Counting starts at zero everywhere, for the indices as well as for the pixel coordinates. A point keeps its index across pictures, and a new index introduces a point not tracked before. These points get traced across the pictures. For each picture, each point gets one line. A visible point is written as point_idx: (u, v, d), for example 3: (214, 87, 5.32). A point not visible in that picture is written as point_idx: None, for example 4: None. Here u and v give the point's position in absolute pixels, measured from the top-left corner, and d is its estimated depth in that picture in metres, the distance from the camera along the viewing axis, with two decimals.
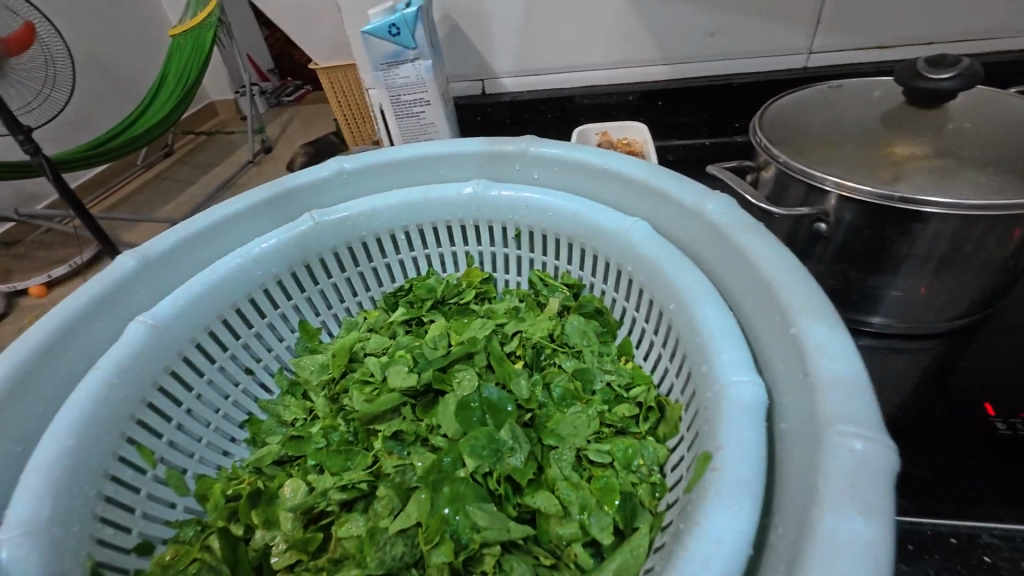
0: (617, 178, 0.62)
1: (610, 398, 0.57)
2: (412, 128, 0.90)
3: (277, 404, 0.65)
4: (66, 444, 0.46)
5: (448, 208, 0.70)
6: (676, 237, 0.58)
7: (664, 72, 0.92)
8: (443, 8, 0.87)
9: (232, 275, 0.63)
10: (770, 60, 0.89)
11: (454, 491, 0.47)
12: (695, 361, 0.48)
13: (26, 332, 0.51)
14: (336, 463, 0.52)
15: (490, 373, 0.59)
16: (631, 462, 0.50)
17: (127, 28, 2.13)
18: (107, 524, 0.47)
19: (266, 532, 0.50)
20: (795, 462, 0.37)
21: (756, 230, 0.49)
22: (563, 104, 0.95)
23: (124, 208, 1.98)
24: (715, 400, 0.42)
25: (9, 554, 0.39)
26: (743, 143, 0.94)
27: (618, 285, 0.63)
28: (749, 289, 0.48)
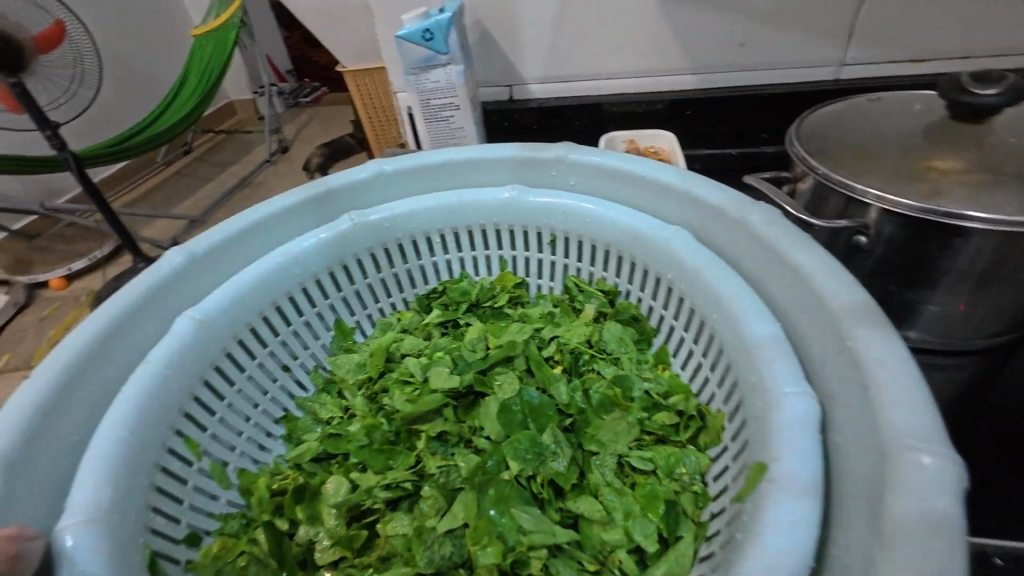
0: (657, 186, 0.62)
1: (649, 406, 0.56)
2: (441, 133, 0.85)
3: (315, 403, 0.65)
4: (121, 435, 0.47)
5: (484, 211, 0.70)
6: (718, 246, 0.58)
7: (691, 82, 0.87)
8: (475, 12, 0.83)
9: (273, 273, 0.63)
10: (806, 71, 0.85)
11: (499, 493, 0.48)
12: (742, 372, 0.48)
13: (83, 325, 0.52)
14: (378, 462, 0.54)
15: (530, 377, 0.59)
16: (673, 470, 0.50)
17: (151, 26, 2.17)
18: (159, 514, 0.48)
19: (310, 528, 0.51)
20: (859, 475, 0.37)
21: (803, 242, 0.49)
22: (590, 112, 0.90)
23: (145, 204, 2.01)
24: (768, 410, 0.43)
25: (72, 541, 0.40)
26: (773, 154, 0.88)
27: (655, 294, 0.63)
28: (799, 300, 0.48)
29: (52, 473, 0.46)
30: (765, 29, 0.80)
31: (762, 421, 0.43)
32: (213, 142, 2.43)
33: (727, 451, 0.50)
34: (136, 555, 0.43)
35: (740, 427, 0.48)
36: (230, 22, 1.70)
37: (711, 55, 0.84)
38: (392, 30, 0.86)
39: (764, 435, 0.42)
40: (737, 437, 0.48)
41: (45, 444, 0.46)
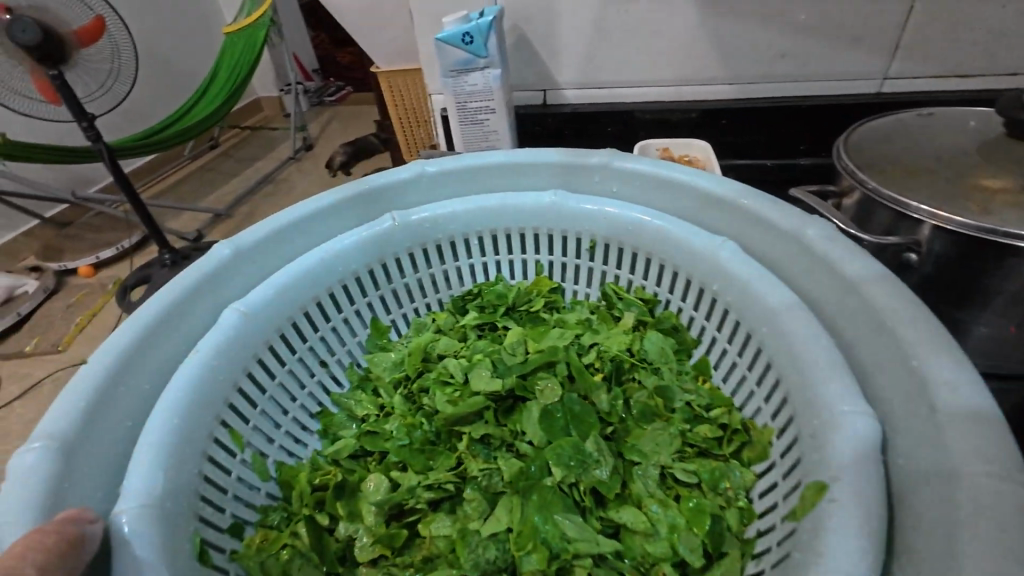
0: (705, 196, 0.62)
1: (691, 417, 0.56)
2: (474, 135, 0.84)
3: (350, 400, 0.64)
4: (174, 423, 0.48)
5: (525, 214, 0.69)
6: (767, 259, 0.57)
7: (726, 92, 0.84)
8: (513, 18, 0.81)
9: (317, 267, 0.63)
10: (850, 84, 0.81)
11: (543, 499, 0.49)
12: (795, 388, 0.47)
13: (135, 315, 0.53)
14: (419, 462, 0.55)
15: (571, 384, 0.59)
16: (718, 484, 0.50)
17: (183, 23, 2.21)
18: (206, 503, 0.49)
19: (349, 525, 0.52)
20: (927, 500, 0.37)
21: (859, 259, 0.48)
22: (622, 119, 0.87)
23: (171, 195, 2.05)
24: (823, 428, 0.42)
25: (129, 527, 0.41)
26: (808, 166, 0.86)
27: (698, 304, 0.62)
28: (853, 318, 0.47)
29: (105, 458, 0.46)
30: (809, 40, 0.78)
31: (819, 439, 0.42)
32: (239, 138, 2.48)
33: (774, 468, 0.49)
34: (186, 543, 0.44)
35: (792, 442, 0.47)
36: (261, 21, 1.72)
37: (751, 64, 0.81)
38: (427, 30, 0.84)
39: (822, 454, 0.41)
40: (788, 453, 0.47)
41: (104, 428, 0.47)
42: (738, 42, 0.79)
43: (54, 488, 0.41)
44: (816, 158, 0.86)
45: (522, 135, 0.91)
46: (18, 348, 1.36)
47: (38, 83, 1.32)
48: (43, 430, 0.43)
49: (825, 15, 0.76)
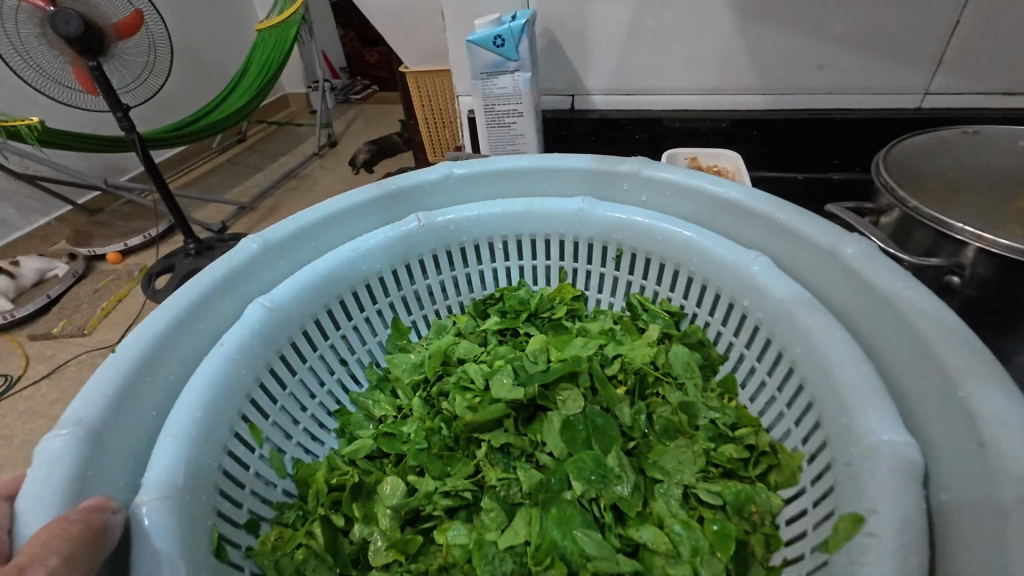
0: (738, 209, 0.60)
1: (716, 436, 0.55)
2: (501, 139, 0.83)
3: (368, 399, 0.64)
4: (197, 415, 0.48)
5: (552, 220, 0.68)
6: (802, 276, 0.55)
7: (760, 102, 0.82)
8: (544, 21, 0.80)
9: (342, 266, 0.63)
10: (891, 98, 0.78)
11: (562, 513, 0.49)
12: (830, 412, 0.45)
13: (164, 305, 0.54)
14: (437, 468, 0.55)
15: (593, 396, 0.58)
16: (743, 509, 0.49)
17: (216, 18, 2.25)
18: (224, 497, 0.49)
19: (364, 527, 0.52)
20: (976, 540, 0.35)
21: (903, 280, 0.46)
22: (650, 127, 0.85)
23: (198, 187, 2.08)
24: (860, 457, 0.41)
25: (149, 519, 0.40)
26: (842, 181, 0.83)
27: (726, 319, 0.61)
28: (895, 343, 0.46)
29: (129, 447, 0.47)
30: (849, 51, 0.76)
31: (855, 468, 0.41)
32: (265, 133, 2.51)
33: (803, 493, 0.48)
34: (204, 538, 0.44)
35: (825, 468, 0.46)
36: (292, 18, 1.74)
37: (787, 75, 0.79)
38: (458, 32, 0.84)
39: (859, 485, 0.40)
40: (818, 482, 0.46)
41: (128, 418, 0.47)
42: (773, 51, 0.77)
43: (78, 475, 0.41)
44: (850, 172, 0.83)
45: (549, 139, 0.90)
46: (46, 330, 1.39)
47: (77, 71, 1.33)
48: (71, 416, 0.43)
49: (867, 26, 0.73)
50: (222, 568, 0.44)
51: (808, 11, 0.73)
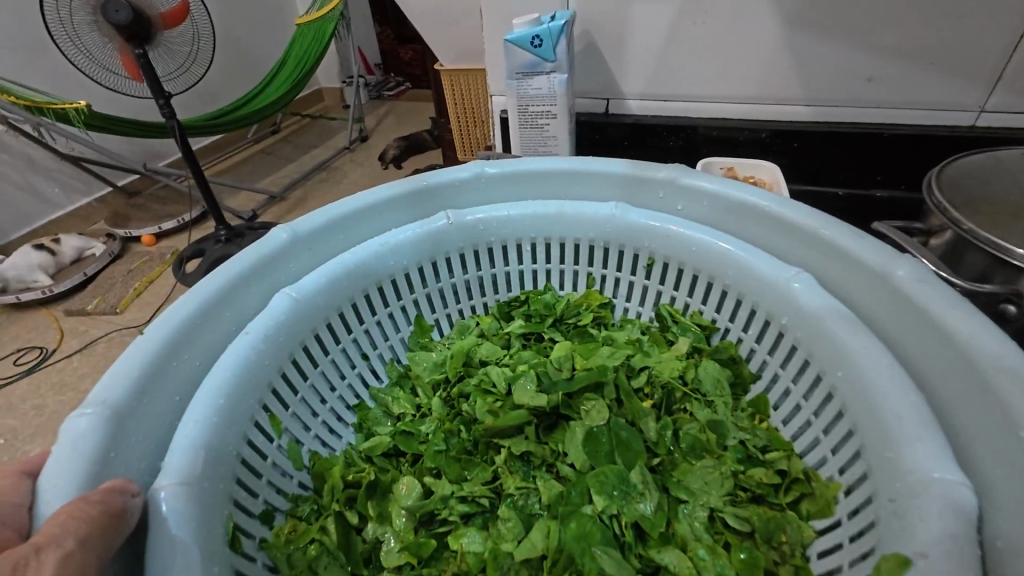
0: (780, 223, 0.57)
1: (744, 458, 0.53)
2: (532, 140, 0.81)
3: (387, 396, 0.64)
4: (219, 402, 0.48)
5: (583, 225, 0.67)
6: (846, 297, 0.53)
7: (803, 113, 0.79)
8: (582, 22, 0.79)
9: (369, 260, 0.63)
10: (944, 114, 0.74)
11: (581, 529, 0.47)
12: (873, 444, 0.43)
13: (194, 290, 0.54)
14: (454, 471, 0.54)
15: (618, 408, 0.56)
16: (772, 537, 0.47)
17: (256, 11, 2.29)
18: (241, 487, 0.49)
19: (378, 526, 0.52)
20: None
21: (961, 307, 0.43)
22: (685, 134, 0.83)
23: (231, 175, 2.12)
24: (908, 493, 0.39)
25: (167, 505, 0.40)
26: (885, 200, 0.79)
27: (760, 336, 0.58)
28: (949, 374, 0.43)
29: (152, 430, 0.47)
30: (902, 62, 0.72)
31: (901, 506, 0.39)
32: (299, 125, 2.56)
33: (839, 526, 0.46)
34: (220, 527, 0.43)
35: (864, 502, 0.44)
36: (331, 14, 1.76)
37: (833, 86, 0.75)
38: (494, 30, 0.83)
39: (906, 525, 0.38)
40: (856, 517, 0.44)
41: (151, 402, 0.47)
42: (821, 59, 0.74)
43: (100, 457, 0.41)
44: (894, 191, 0.78)
45: (580, 142, 0.88)
46: (80, 307, 1.43)
47: (125, 59, 1.36)
48: (98, 396, 0.44)
49: (923, 37, 0.70)
50: (235, 558, 0.44)
51: (860, 19, 0.70)
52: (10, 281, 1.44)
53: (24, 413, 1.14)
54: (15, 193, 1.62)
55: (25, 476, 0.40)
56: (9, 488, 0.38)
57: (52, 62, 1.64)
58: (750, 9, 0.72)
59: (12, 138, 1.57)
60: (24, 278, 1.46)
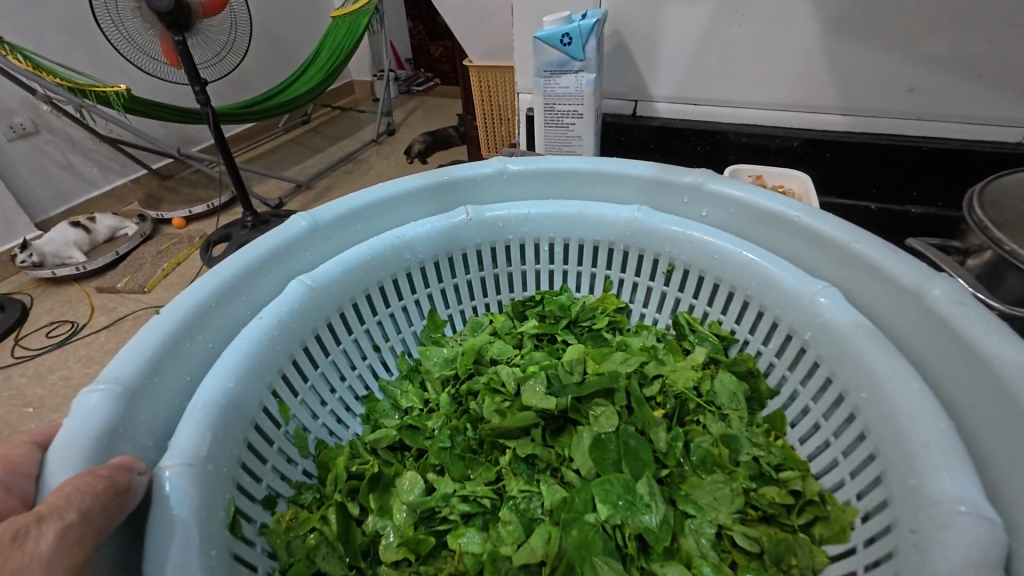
0: (808, 234, 0.55)
1: (757, 475, 0.51)
2: (556, 139, 0.80)
3: (396, 389, 0.64)
4: (228, 385, 0.48)
5: (603, 227, 0.65)
6: (874, 314, 0.50)
7: (838, 123, 0.76)
8: (613, 23, 0.77)
9: (385, 252, 0.63)
10: (990, 129, 0.70)
11: (583, 537, 0.46)
12: (896, 470, 0.41)
13: (213, 272, 0.55)
14: (457, 469, 0.53)
15: (628, 416, 0.55)
16: (781, 559, 0.46)
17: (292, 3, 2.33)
18: (246, 471, 0.49)
19: (379, 519, 0.52)
20: None
21: (1001, 333, 0.41)
22: (713, 139, 0.81)
23: (260, 163, 2.16)
24: (931, 525, 0.37)
25: (171, 484, 0.40)
26: (918, 217, 0.76)
27: (781, 351, 0.56)
28: (982, 403, 0.41)
29: (162, 409, 0.47)
30: (948, 74, 0.68)
31: (923, 539, 0.37)
32: (328, 117, 2.59)
33: (854, 553, 0.44)
34: (222, 510, 0.44)
35: (882, 530, 0.42)
36: (366, 8, 1.78)
37: (871, 96, 0.73)
38: (524, 27, 0.82)
39: (926, 559, 0.36)
40: (872, 546, 0.42)
41: (163, 381, 0.48)
42: (861, 68, 0.71)
43: (109, 433, 0.42)
44: (929, 208, 0.75)
45: (605, 144, 0.86)
46: (110, 284, 1.47)
47: (164, 45, 1.39)
48: (111, 372, 0.44)
49: (971, 47, 0.66)
50: (234, 543, 0.44)
51: (905, 27, 0.67)
52: (47, 256, 1.49)
53: (51, 383, 1.18)
54: (56, 171, 1.67)
55: (35, 446, 0.40)
56: (19, 457, 0.38)
57: (96, 46, 1.69)
58: (789, 13, 0.70)
59: (55, 118, 1.62)
60: (60, 254, 1.51)
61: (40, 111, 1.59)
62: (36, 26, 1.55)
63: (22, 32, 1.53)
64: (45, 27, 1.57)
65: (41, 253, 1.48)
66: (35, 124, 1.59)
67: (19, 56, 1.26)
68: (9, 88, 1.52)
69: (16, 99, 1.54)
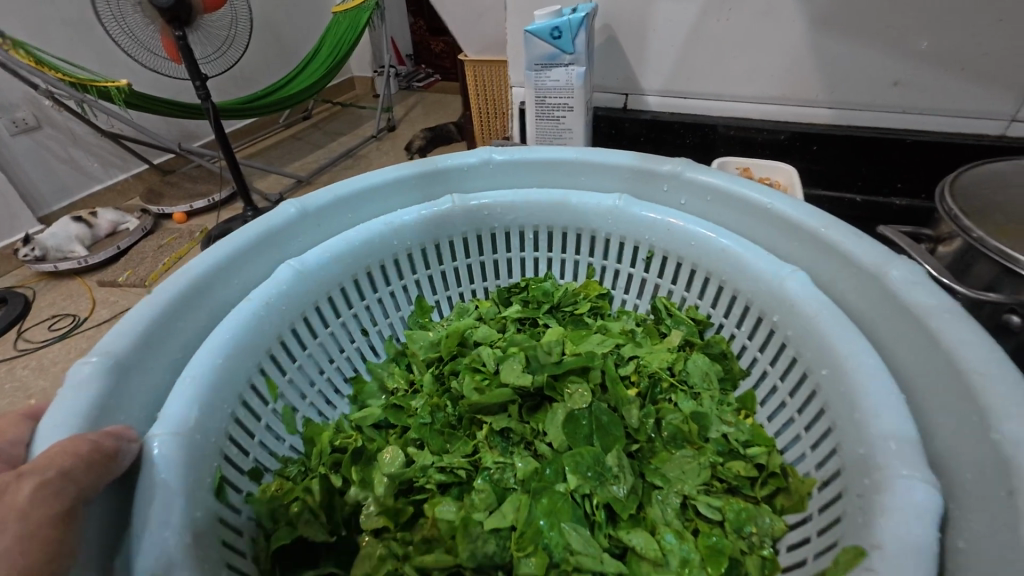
0: (781, 220, 0.57)
1: (725, 451, 0.53)
2: (549, 132, 0.82)
3: (384, 370, 0.66)
4: (216, 361, 0.50)
5: (585, 214, 0.67)
6: (840, 298, 0.52)
7: (825, 117, 0.77)
8: (604, 17, 0.79)
9: (373, 239, 0.64)
10: (972, 122, 0.72)
11: (552, 504, 0.48)
12: (849, 440, 0.43)
13: (203, 254, 0.57)
14: (437, 443, 0.56)
15: (603, 393, 0.57)
16: (742, 527, 0.48)
17: None
18: (233, 443, 0.51)
19: (360, 491, 0.53)
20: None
21: (952, 311, 0.43)
22: (702, 133, 0.82)
23: (262, 158, 2.19)
24: (874, 488, 0.39)
25: (159, 450, 0.43)
26: (901, 208, 0.78)
27: (752, 333, 0.58)
28: (932, 376, 0.43)
29: (151, 384, 0.49)
30: (931, 69, 0.70)
31: (866, 501, 0.39)
32: (330, 113, 2.61)
33: (809, 521, 0.46)
34: (208, 477, 0.46)
35: (835, 497, 0.44)
36: (368, 4, 1.79)
37: (856, 91, 0.74)
38: (517, 21, 0.84)
39: (868, 518, 0.38)
40: (826, 511, 0.44)
41: (153, 357, 0.50)
42: (846, 63, 0.73)
43: (100, 403, 0.44)
44: (913, 200, 0.77)
45: (598, 136, 0.89)
46: (112, 278, 1.49)
47: (165, 40, 1.39)
48: (103, 346, 0.47)
49: (958, 42, 0.67)
50: (220, 508, 0.46)
51: (892, 22, 0.68)
52: (50, 250, 1.51)
53: (55, 375, 1.20)
54: (58, 165, 1.70)
55: (27, 417, 0.43)
56: (11, 428, 0.41)
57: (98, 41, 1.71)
58: (774, 9, 0.71)
59: (58, 113, 1.64)
60: (63, 248, 1.53)
61: (42, 105, 1.60)
62: (39, 22, 1.57)
63: (25, 28, 1.55)
64: (49, 23, 1.59)
65: (44, 247, 1.50)
66: (37, 119, 1.61)
67: (22, 51, 1.28)
68: (12, 82, 1.54)
69: (17, 94, 1.55)
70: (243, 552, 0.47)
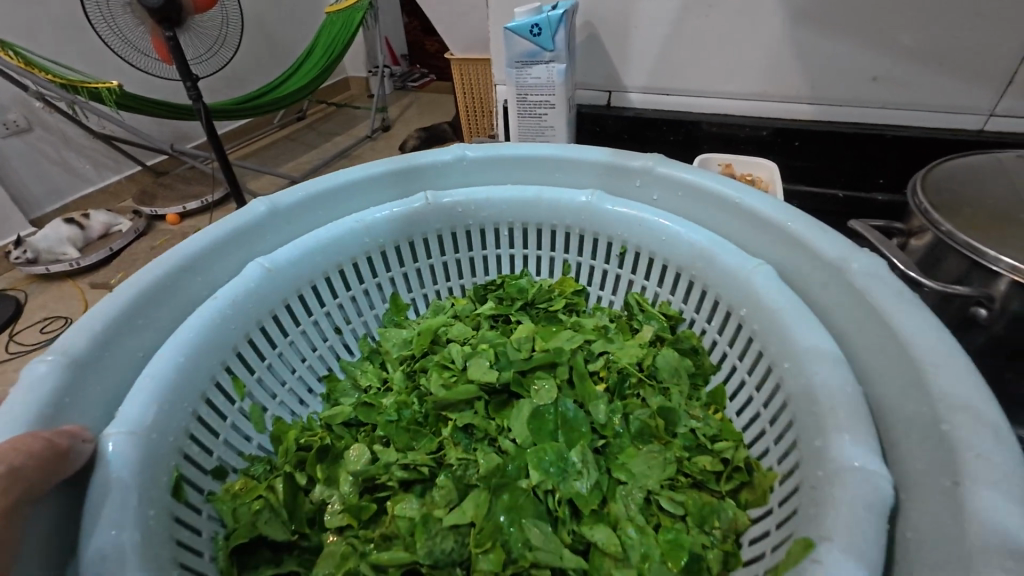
0: (750, 215, 0.57)
1: (692, 446, 0.53)
2: (531, 129, 0.82)
3: (356, 368, 0.65)
4: (178, 359, 0.50)
5: (557, 210, 0.67)
6: (805, 292, 0.52)
7: (806, 113, 0.78)
8: (585, 14, 0.79)
9: (344, 236, 0.64)
10: (952, 118, 0.72)
11: (513, 501, 0.49)
12: (807, 433, 0.43)
13: (169, 253, 0.56)
14: (402, 440, 0.56)
15: (569, 389, 0.58)
16: (705, 521, 0.47)
17: None
18: (195, 442, 0.50)
19: (325, 489, 0.53)
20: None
21: (912, 304, 0.42)
22: (685, 129, 0.82)
23: (255, 159, 2.18)
24: (827, 480, 0.39)
25: (114, 448, 0.42)
26: (883, 204, 0.77)
27: (722, 328, 0.58)
28: (890, 369, 0.42)
29: (112, 383, 0.49)
30: (911, 65, 0.70)
31: (819, 492, 0.39)
32: (324, 114, 2.61)
33: (770, 514, 0.46)
34: (165, 475, 0.45)
35: (792, 491, 0.44)
36: (359, 4, 1.78)
37: (836, 86, 0.74)
38: (500, 19, 0.83)
39: (820, 509, 0.38)
40: (784, 504, 0.44)
41: (115, 356, 0.50)
42: (827, 58, 0.73)
43: (56, 402, 0.44)
44: (894, 195, 0.76)
45: (581, 133, 0.88)
46: (104, 281, 1.50)
47: (156, 41, 1.39)
48: (60, 343, 0.46)
49: (937, 38, 0.67)
50: (177, 507, 0.46)
51: (871, 18, 0.68)
52: (42, 253, 1.50)
53: None
54: (50, 167, 1.69)
55: None
56: None
57: (87, 42, 1.70)
58: (755, 5, 0.71)
59: (48, 115, 1.63)
60: (54, 250, 1.51)
61: (33, 107, 1.59)
62: (27, 23, 1.56)
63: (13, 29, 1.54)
64: (37, 24, 1.58)
65: (36, 249, 1.49)
66: (28, 121, 1.60)
67: (9, 52, 1.26)
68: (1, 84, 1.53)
69: (7, 96, 1.53)
70: (202, 551, 0.47)
